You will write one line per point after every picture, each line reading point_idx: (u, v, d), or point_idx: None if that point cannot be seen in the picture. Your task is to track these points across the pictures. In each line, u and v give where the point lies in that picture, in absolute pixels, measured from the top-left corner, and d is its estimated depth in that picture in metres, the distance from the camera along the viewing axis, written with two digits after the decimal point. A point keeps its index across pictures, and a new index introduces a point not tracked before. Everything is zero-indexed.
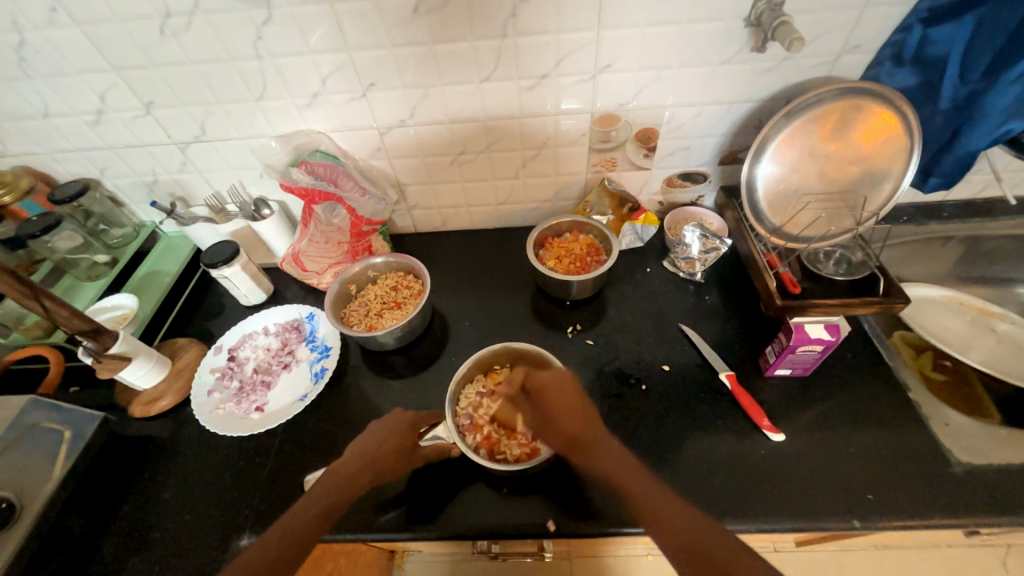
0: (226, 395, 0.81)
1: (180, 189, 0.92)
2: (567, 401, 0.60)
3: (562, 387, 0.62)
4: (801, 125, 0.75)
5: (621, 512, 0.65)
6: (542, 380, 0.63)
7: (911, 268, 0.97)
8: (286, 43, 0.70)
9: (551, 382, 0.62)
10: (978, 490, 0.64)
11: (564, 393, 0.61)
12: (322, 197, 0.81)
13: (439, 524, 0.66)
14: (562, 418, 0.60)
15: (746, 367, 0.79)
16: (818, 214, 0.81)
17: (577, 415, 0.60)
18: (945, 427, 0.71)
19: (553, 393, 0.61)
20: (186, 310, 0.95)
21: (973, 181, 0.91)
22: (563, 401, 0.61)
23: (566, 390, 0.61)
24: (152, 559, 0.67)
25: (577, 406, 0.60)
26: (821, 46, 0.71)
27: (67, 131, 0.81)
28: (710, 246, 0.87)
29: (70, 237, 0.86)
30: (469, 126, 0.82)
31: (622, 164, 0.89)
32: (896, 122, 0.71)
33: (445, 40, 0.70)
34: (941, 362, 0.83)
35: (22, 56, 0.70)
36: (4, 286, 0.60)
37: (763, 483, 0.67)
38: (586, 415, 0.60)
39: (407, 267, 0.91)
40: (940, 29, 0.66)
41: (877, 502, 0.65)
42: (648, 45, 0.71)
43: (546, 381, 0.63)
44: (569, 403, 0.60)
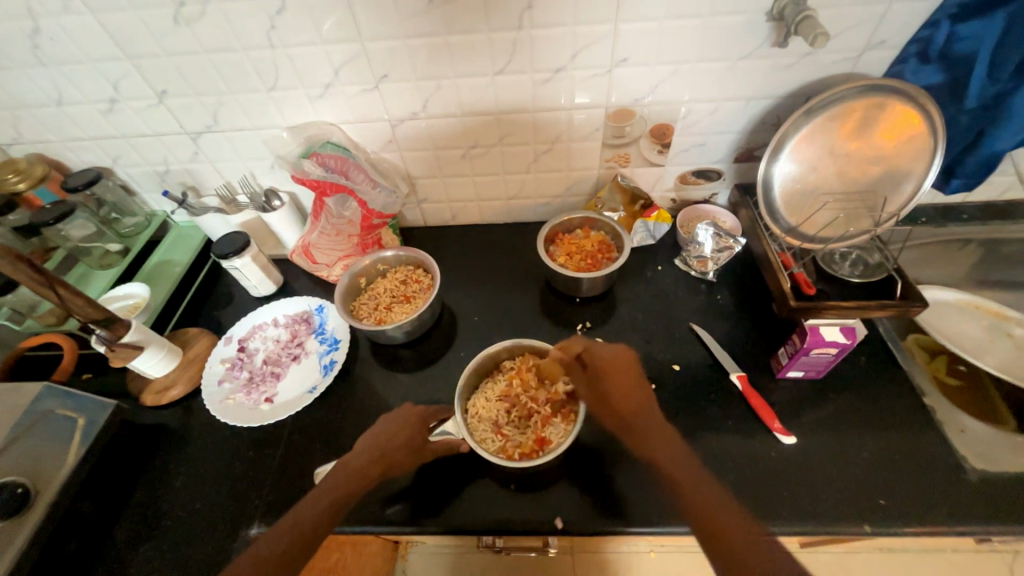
0: (236, 385, 0.82)
1: (191, 178, 0.92)
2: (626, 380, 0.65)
3: (626, 367, 0.67)
4: (821, 123, 0.73)
5: (629, 512, 0.65)
6: (606, 356, 0.68)
7: (927, 271, 0.95)
8: (299, 33, 0.69)
9: (614, 360, 0.67)
10: (993, 499, 0.63)
11: (622, 372, 0.66)
12: (333, 190, 0.81)
13: (447, 518, 0.66)
14: (620, 393, 0.64)
15: (757, 368, 0.78)
16: (836, 214, 0.79)
17: (636, 391, 0.64)
18: (960, 434, 0.70)
19: (613, 371, 0.66)
20: (196, 300, 0.95)
21: (995, 182, 0.88)
22: (625, 378, 0.66)
23: (627, 367, 0.66)
24: (164, 546, 0.68)
25: (636, 387, 0.65)
26: (844, 42, 0.69)
27: (80, 119, 0.81)
28: (723, 245, 0.86)
29: (83, 225, 0.87)
30: (481, 119, 0.81)
31: (635, 160, 0.88)
32: (919, 121, 0.69)
33: (459, 31, 0.69)
34: (955, 366, 0.82)
35: (35, 43, 0.70)
36: (21, 275, 0.60)
37: (772, 486, 0.67)
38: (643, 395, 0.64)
39: (417, 261, 0.90)
40: (968, 25, 0.64)
41: (888, 508, 0.64)
42: (666, 39, 0.69)
43: (610, 362, 0.67)
44: (630, 378, 0.65)
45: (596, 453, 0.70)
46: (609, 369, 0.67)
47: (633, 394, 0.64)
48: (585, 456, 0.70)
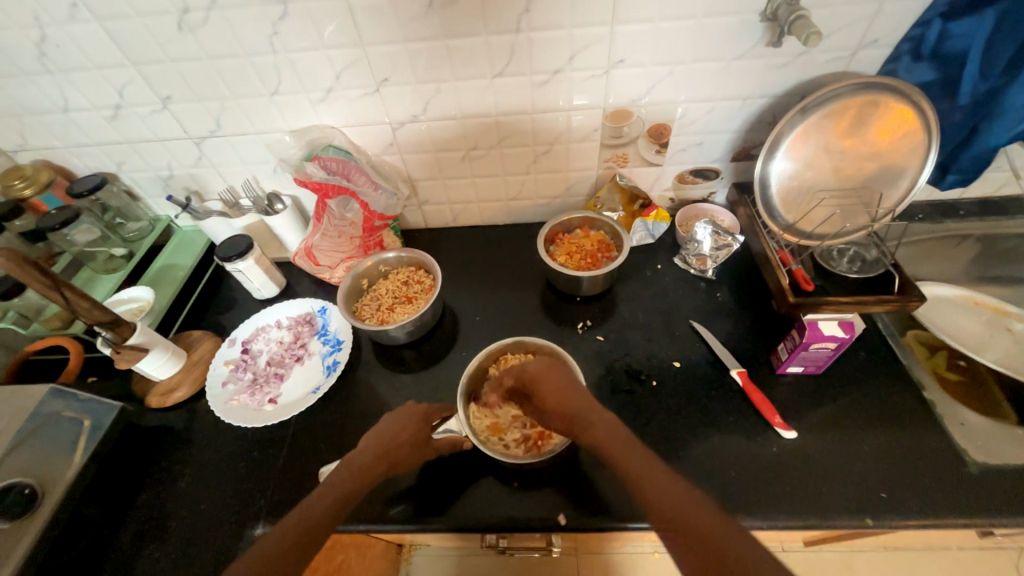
0: (240, 387, 0.82)
1: (195, 183, 0.93)
2: (555, 383, 0.62)
3: (551, 373, 0.63)
4: (816, 121, 0.74)
5: (632, 507, 0.65)
6: (532, 370, 0.64)
7: (925, 267, 0.96)
8: (300, 39, 0.70)
9: (539, 372, 0.64)
10: (995, 491, 0.64)
11: (550, 380, 0.62)
12: (336, 191, 0.83)
13: (451, 516, 0.66)
14: (561, 400, 0.60)
15: (758, 364, 0.79)
16: (832, 210, 0.80)
17: (565, 394, 0.60)
18: (960, 428, 0.71)
19: (544, 382, 0.62)
20: (200, 304, 0.96)
21: (991, 178, 0.89)
22: (553, 386, 0.62)
23: (556, 374, 0.63)
24: (170, 546, 0.69)
25: (568, 388, 0.61)
26: (837, 41, 0.70)
27: (85, 125, 0.82)
28: (722, 242, 0.86)
29: (88, 230, 0.88)
30: (480, 122, 0.82)
31: (633, 160, 0.89)
32: (913, 118, 0.70)
33: (458, 35, 0.70)
34: (955, 362, 0.83)
35: (42, 51, 0.71)
36: (28, 277, 0.61)
37: (774, 480, 0.67)
38: (577, 391, 0.61)
39: (418, 262, 0.91)
40: (959, 23, 0.65)
41: (890, 501, 0.64)
42: (662, 40, 0.70)
43: (535, 375, 0.64)
44: (560, 382, 0.62)
45: (599, 448, 0.70)
46: (537, 384, 0.63)
47: (565, 396, 0.60)
48: (588, 454, 0.70)
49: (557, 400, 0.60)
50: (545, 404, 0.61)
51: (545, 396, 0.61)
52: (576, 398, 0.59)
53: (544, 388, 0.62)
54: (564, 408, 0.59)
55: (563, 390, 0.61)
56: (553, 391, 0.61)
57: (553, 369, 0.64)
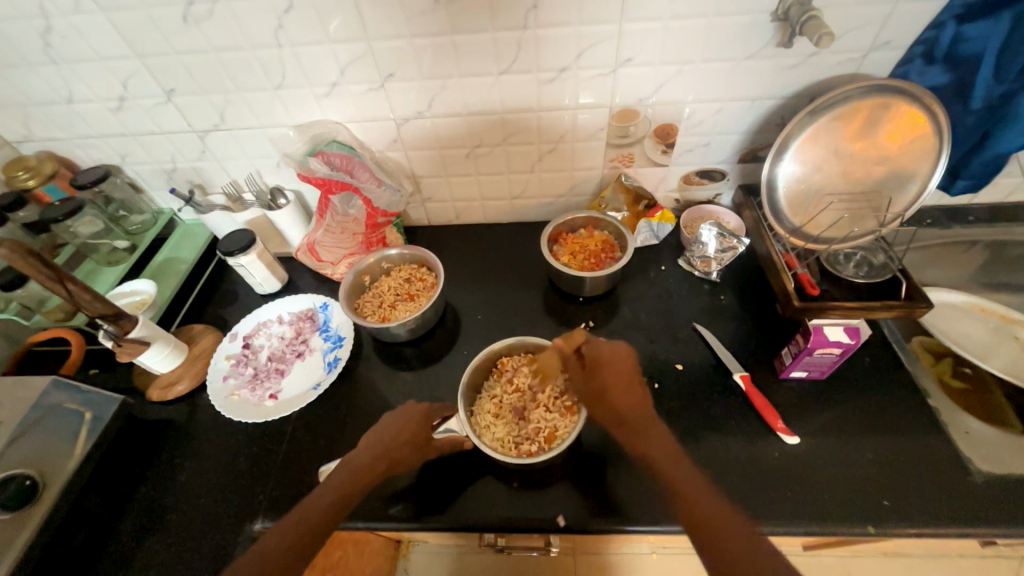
0: (240, 382, 0.82)
1: (199, 177, 0.93)
2: (621, 378, 0.61)
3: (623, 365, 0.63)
4: (826, 124, 0.73)
5: (631, 510, 0.65)
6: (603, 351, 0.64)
7: (932, 272, 0.95)
8: (306, 33, 0.70)
9: (612, 354, 0.63)
10: (1000, 501, 0.63)
11: (618, 370, 0.62)
12: (339, 187, 0.82)
13: (450, 516, 0.66)
14: (629, 400, 0.60)
15: (761, 368, 0.78)
16: (840, 214, 0.79)
17: (628, 385, 0.61)
18: (965, 436, 0.70)
19: (610, 369, 0.62)
20: (202, 298, 0.96)
21: (1001, 183, 0.88)
22: (619, 379, 0.61)
23: (625, 365, 0.63)
24: (168, 540, 0.69)
25: (632, 385, 0.61)
26: (848, 43, 0.69)
27: (89, 117, 0.82)
28: (727, 245, 0.86)
29: (91, 222, 0.89)
30: (485, 119, 0.81)
31: (639, 160, 0.88)
32: (925, 122, 0.69)
33: (464, 31, 0.69)
34: (960, 369, 0.81)
35: (47, 41, 0.71)
36: (32, 269, 0.61)
37: (776, 485, 0.67)
38: (637, 391, 0.61)
39: (420, 259, 0.91)
40: (974, 26, 0.64)
41: (893, 509, 0.64)
42: (670, 39, 0.70)
43: (610, 360, 0.63)
44: (626, 377, 0.62)
45: (599, 450, 0.70)
46: (603, 369, 0.63)
47: (630, 397, 0.60)
48: (588, 455, 0.70)
49: (622, 397, 0.60)
50: (603, 390, 0.61)
51: (607, 386, 0.61)
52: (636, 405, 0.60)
53: (610, 377, 0.62)
54: (619, 405, 0.60)
55: (627, 383, 0.61)
56: (618, 385, 0.61)
57: (616, 360, 0.63)
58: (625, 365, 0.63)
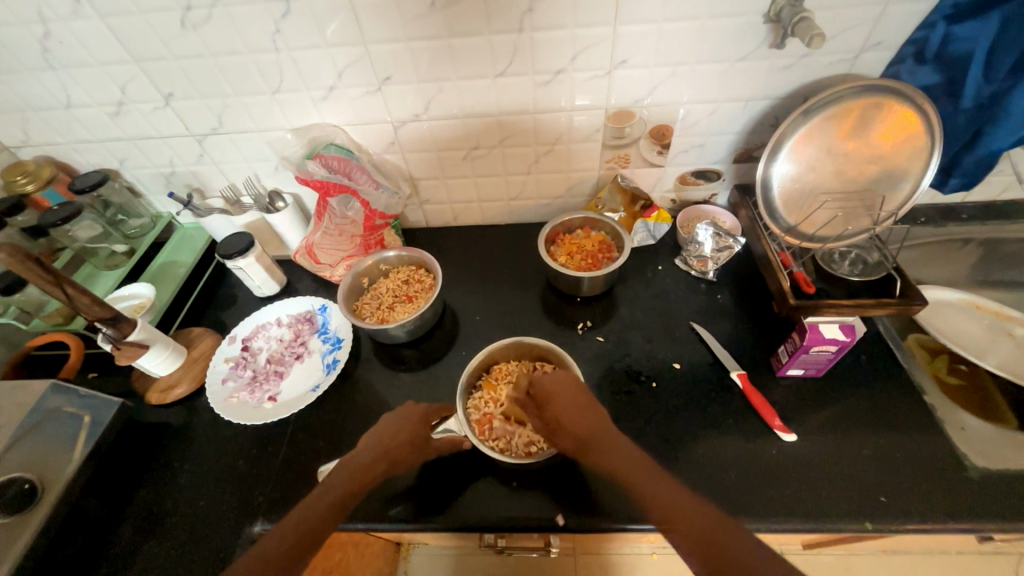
0: (239, 384, 0.82)
1: (197, 180, 0.93)
2: (570, 405, 0.61)
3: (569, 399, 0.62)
4: (819, 123, 0.74)
5: (629, 509, 0.65)
6: (545, 387, 0.64)
7: (927, 270, 0.95)
8: (304, 37, 0.70)
9: (556, 388, 0.63)
10: (995, 497, 0.63)
11: (567, 398, 0.62)
12: (337, 190, 0.82)
13: (449, 516, 0.66)
14: (580, 419, 0.60)
15: (758, 367, 0.78)
16: (834, 213, 0.80)
17: (585, 411, 0.61)
18: (959, 431, 0.71)
19: (559, 399, 0.62)
20: (201, 301, 0.96)
21: (994, 181, 0.89)
22: (567, 405, 0.61)
23: (571, 391, 0.63)
24: (168, 543, 0.69)
25: (585, 411, 0.61)
26: (841, 43, 0.70)
27: (88, 122, 0.82)
28: (723, 244, 0.87)
29: (90, 227, 0.88)
30: (482, 121, 0.82)
31: (635, 161, 0.89)
32: (916, 121, 0.70)
33: (460, 34, 0.70)
34: (956, 366, 0.82)
35: (45, 47, 0.72)
36: (30, 274, 0.61)
37: (773, 483, 0.67)
38: (591, 412, 0.61)
39: (418, 261, 0.91)
40: (963, 26, 0.65)
41: (890, 505, 0.64)
42: (665, 41, 0.70)
43: (553, 390, 0.64)
44: (576, 403, 0.62)
45: None
46: (552, 401, 0.63)
47: (581, 420, 0.60)
48: None
49: (574, 422, 0.60)
50: (557, 418, 0.61)
51: (558, 416, 0.61)
52: (590, 423, 0.60)
53: (558, 403, 0.62)
54: (577, 430, 0.59)
55: (579, 408, 0.61)
56: (567, 403, 0.62)
57: (565, 388, 0.63)
58: (569, 387, 0.63)
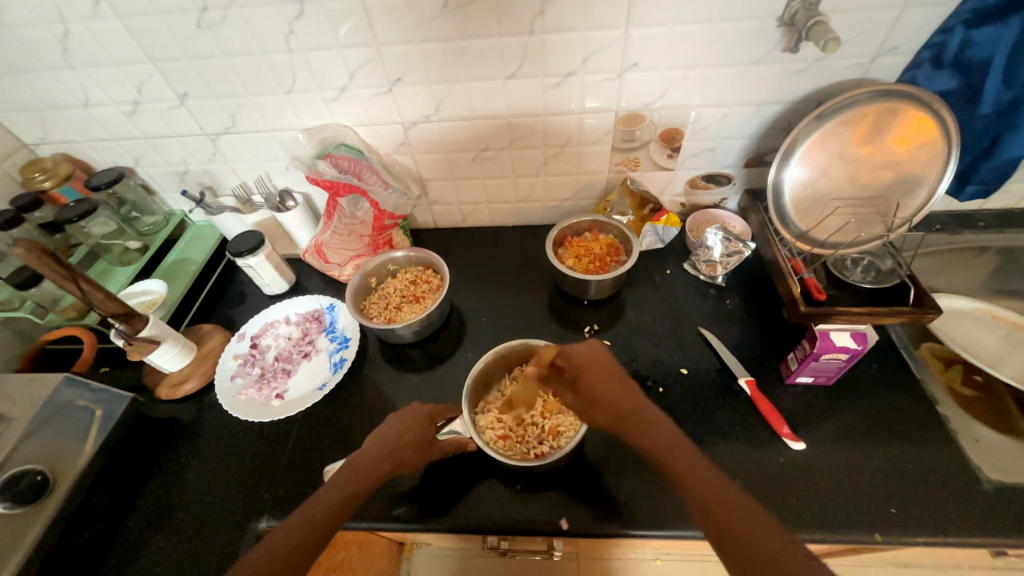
0: (248, 381, 0.83)
1: (209, 179, 0.94)
2: (602, 373, 0.63)
3: (604, 365, 0.63)
4: (832, 128, 0.73)
5: (634, 515, 0.65)
6: (580, 357, 0.65)
7: (942, 279, 0.94)
8: (317, 38, 0.71)
9: (590, 357, 0.64)
10: (1010, 512, 0.62)
11: (601, 369, 0.63)
12: (347, 190, 0.83)
13: (453, 517, 0.66)
14: (628, 403, 0.59)
15: (767, 373, 0.78)
16: (847, 219, 0.79)
17: (616, 383, 0.62)
18: (974, 443, 0.69)
19: (592, 370, 0.63)
20: (211, 298, 0.97)
21: (1013, 189, 0.87)
22: (607, 384, 0.61)
23: (604, 363, 0.64)
24: (175, 537, 0.69)
25: (615, 379, 0.62)
26: (856, 47, 0.69)
27: (104, 120, 0.84)
28: (733, 249, 0.85)
29: (105, 223, 0.90)
30: (492, 123, 0.82)
31: (645, 164, 0.88)
32: (933, 126, 0.69)
33: (471, 36, 0.70)
34: (972, 377, 0.81)
35: (65, 46, 0.73)
36: (46, 268, 0.62)
37: (780, 492, 0.66)
38: (625, 389, 0.61)
39: (426, 262, 0.91)
40: (982, 31, 0.64)
41: (900, 517, 0.63)
42: (677, 44, 0.70)
43: (584, 360, 0.64)
44: (609, 374, 0.63)
45: (603, 454, 0.70)
46: (584, 373, 0.63)
47: (617, 393, 0.60)
48: (592, 459, 0.70)
49: (609, 394, 0.60)
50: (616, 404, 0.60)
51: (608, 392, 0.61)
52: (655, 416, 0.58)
53: (598, 380, 0.62)
54: (609, 397, 0.60)
55: (624, 386, 0.61)
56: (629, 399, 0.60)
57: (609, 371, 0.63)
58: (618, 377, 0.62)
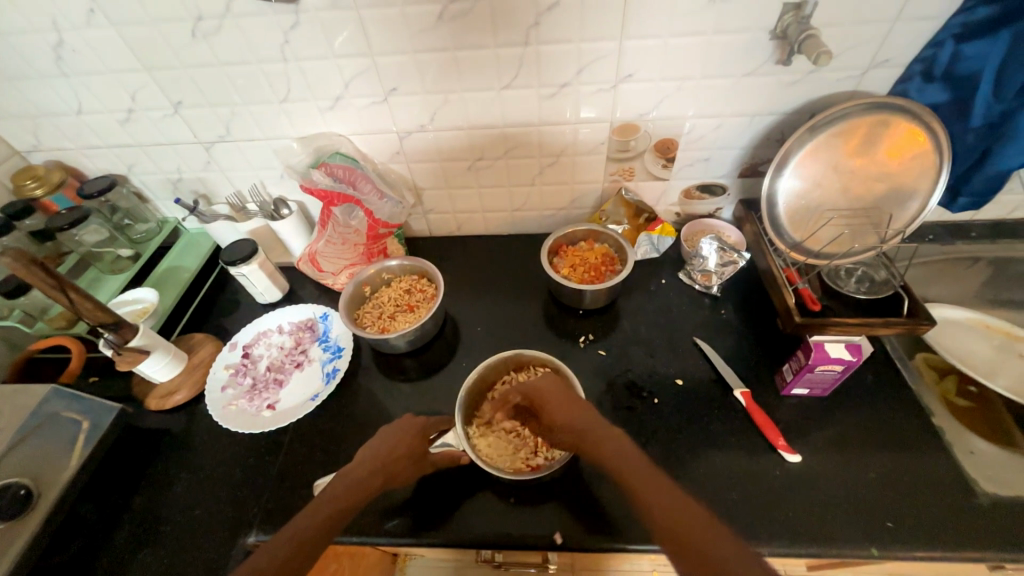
0: (239, 392, 0.82)
1: (204, 187, 0.94)
2: (557, 404, 0.65)
3: (558, 391, 0.66)
4: (825, 140, 0.74)
5: (629, 529, 0.64)
6: (534, 390, 0.68)
7: (936, 289, 0.94)
8: (312, 47, 0.71)
9: (541, 386, 0.67)
10: (1006, 525, 0.62)
11: (556, 395, 0.66)
12: (341, 199, 0.82)
13: (446, 531, 0.65)
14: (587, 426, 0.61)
15: (762, 384, 0.77)
16: (841, 230, 0.79)
17: (572, 408, 0.64)
18: (970, 456, 0.69)
19: (549, 399, 0.66)
20: (203, 307, 0.97)
21: (1004, 200, 0.88)
22: (562, 409, 0.64)
23: (556, 389, 0.66)
24: (161, 552, 0.68)
25: (568, 402, 0.64)
26: (848, 60, 0.70)
27: (98, 128, 0.83)
28: (728, 259, 0.86)
29: (95, 231, 0.89)
30: (487, 133, 0.82)
31: (640, 174, 0.88)
32: (925, 139, 0.69)
33: (467, 47, 0.70)
34: (966, 387, 0.81)
35: (59, 54, 0.73)
36: (34, 278, 0.62)
37: (777, 504, 0.66)
38: (578, 410, 0.63)
39: (421, 271, 0.91)
40: (972, 45, 0.64)
41: (897, 530, 0.63)
42: (671, 55, 0.70)
43: (542, 390, 0.67)
44: (563, 400, 0.65)
45: (597, 465, 0.70)
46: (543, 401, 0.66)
47: (573, 415, 0.62)
48: (586, 471, 0.69)
49: (567, 419, 0.62)
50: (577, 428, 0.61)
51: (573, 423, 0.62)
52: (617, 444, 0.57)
53: (554, 407, 0.64)
54: (567, 420, 0.63)
55: (572, 408, 0.64)
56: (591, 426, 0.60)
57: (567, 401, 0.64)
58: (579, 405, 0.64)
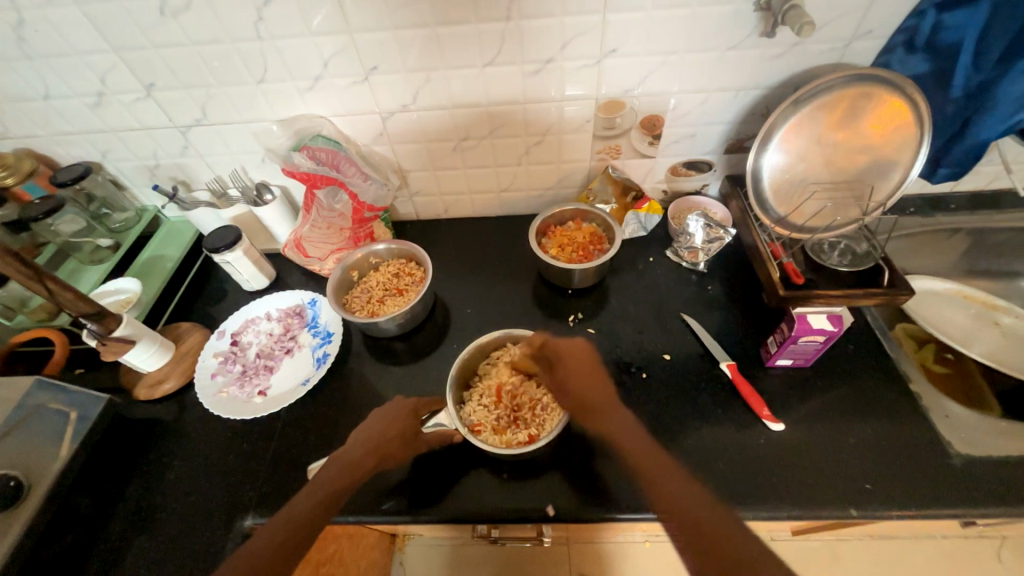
0: (229, 379, 0.82)
1: (182, 173, 0.92)
2: (582, 370, 0.63)
3: (583, 358, 0.65)
4: (809, 113, 0.74)
5: (619, 497, 0.66)
6: (560, 347, 0.66)
7: (916, 260, 0.96)
8: (287, 25, 0.69)
9: (570, 349, 0.65)
10: (978, 483, 0.64)
11: (579, 361, 0.64)
12: (324, 181, 0.82)
13: (442, 507, 0.67)
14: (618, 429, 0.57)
15: (747, 357, 0.79)
16: (823, 203, 0.80)
17: (597, 383, 0.62)
18: (944, 418, 0.71)
19: (570, 360, 0.65)
20: (189, 295, 0.95)
21: (983, 172, 0.89)
22: (643, 452, 0.54)
23: (584, 354, 0.65)
24: (158, 538, 0.69)
25: (592, 374, 0.63)
26: (832, 32, 0.69)
27: (68, 113, 0.80)
28: (714, 236, 0.86)
29: (73, 220, 0.88)
30: (472, 112, 0.81)
31: (626, 151, 0.88)
32: (906, 110, 0.70)
33: (449, 23, 0.68)
34: (944, 355, 0.83)
35: (20, 35, 0.69)
36: (9, 267, 0.60)
37: (762, 472, 0.68)
38: (602, 385, 0.62)
39: (408, 254, 0.90)
40: (954, 15, 0.64)
41: (874, 492, 0.65)
42: (656, 30, 0.70)
43: (569, 354, 0.65)
44: (588, 366, 0.64)
45: (587, 441, 0.71)
46: (565, 363, 0.65)
47: (591, 383, 0.62)
48: (577, 446, 0.70)
49: (584, 383, 0.62)
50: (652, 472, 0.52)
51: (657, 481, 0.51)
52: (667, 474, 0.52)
53: (626, 447, 0.55)
54: (587, 396, 0.61)
55: (624, 424, 0.57)
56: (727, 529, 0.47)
57: (669, 473, 0.52)
58: (669, 467, 0.53)
